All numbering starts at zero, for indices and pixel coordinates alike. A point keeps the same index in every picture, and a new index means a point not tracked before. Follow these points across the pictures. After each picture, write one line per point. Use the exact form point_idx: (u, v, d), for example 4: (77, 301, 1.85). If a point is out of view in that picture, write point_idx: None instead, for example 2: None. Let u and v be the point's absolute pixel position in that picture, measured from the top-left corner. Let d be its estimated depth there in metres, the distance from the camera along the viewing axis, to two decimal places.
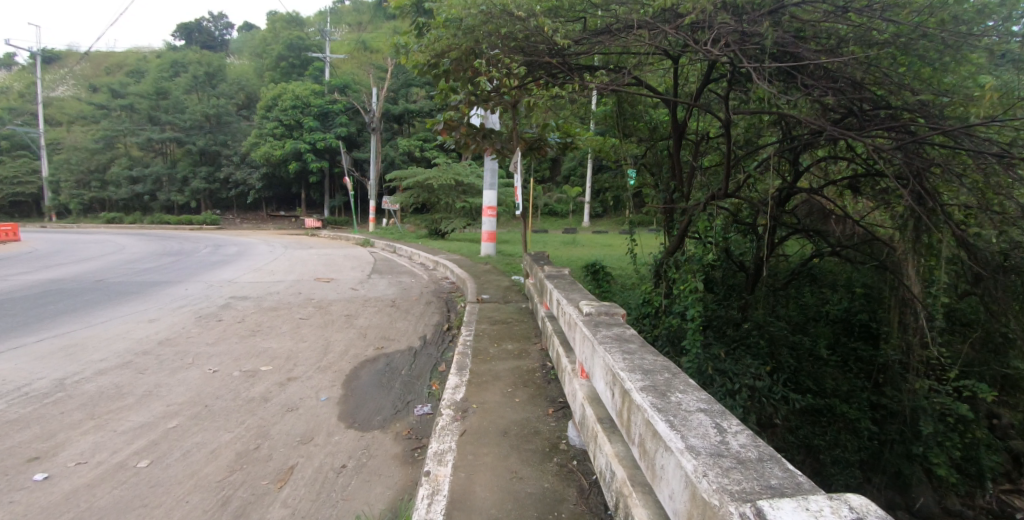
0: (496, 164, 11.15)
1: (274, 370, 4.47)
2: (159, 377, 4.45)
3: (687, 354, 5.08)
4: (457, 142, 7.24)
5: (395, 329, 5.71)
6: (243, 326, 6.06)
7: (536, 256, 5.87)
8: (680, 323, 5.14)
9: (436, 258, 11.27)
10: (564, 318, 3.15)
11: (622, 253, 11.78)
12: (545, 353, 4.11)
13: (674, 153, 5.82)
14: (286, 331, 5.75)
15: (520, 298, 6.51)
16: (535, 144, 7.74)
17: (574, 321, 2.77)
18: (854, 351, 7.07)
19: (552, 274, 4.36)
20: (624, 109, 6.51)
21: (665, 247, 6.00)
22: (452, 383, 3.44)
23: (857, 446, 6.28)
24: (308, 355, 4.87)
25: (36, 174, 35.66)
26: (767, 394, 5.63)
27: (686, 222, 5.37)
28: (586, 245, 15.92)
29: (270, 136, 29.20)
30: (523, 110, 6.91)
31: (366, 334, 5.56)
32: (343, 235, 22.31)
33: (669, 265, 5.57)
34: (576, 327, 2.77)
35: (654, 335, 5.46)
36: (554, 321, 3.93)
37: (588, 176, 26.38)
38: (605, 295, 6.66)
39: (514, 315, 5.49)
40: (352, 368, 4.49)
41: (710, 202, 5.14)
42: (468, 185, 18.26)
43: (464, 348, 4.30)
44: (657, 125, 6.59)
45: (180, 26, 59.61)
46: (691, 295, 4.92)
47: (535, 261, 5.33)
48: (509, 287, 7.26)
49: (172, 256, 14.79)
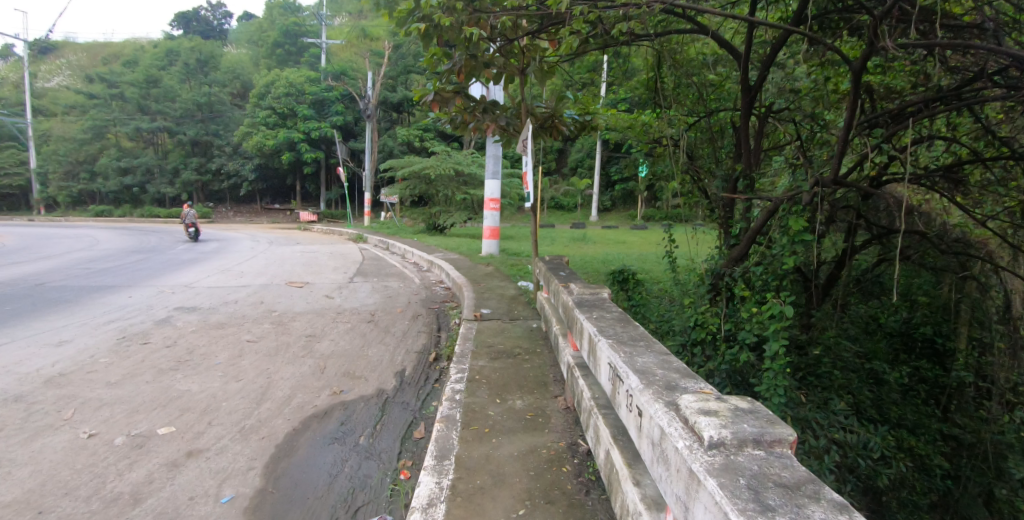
0: (500, 149, 9.70)
1: (175, 436, 3.08)
2: (8, 443, 3.06)
3: (762, 401, 3.69)
4: (453, 120, 5.90)
5: (364, 359, 4.30)
6: (170, 352, 4.67)
7: (550, 264, 4.41)
8: (751, 358, 3.74)
9: (431, 257, 9.89)
10: (643, 418, 1.77)
11: (644, 255, 10.35)
12: (574, 418, 2.71)
13: (740, 128, 4.28)
14: (221, 363, 4.34)
15: (530, 315, 5.05)
16: (547, 122, 6.04)
17: (694, 465, 1.41)
18: (915, 371, 5.29)
19: (579, 299, 2.93)
20: (668, 71, 5.06)
21: (721, 253, 4.50)
22: (425, 494, 2.06)
23: (925, 487, 4.36)
24: (234, 405, 3.48)
25: (24, 166, 34.27)
26: (861, 450, 3.97)
27: (758, 224, 3.81)
28: (598, 241, 14.47)
29: (262, 125, 27.76)
30: (537, 73, 5.43)
31: (324, 366, 4.14)
32: (336, 230, 20.90)
33: (731, 279, 4.09)
34: (695, 487, 1.40)
35: (708, 371, 4.06)
36: (589, 376, 2.53)
37: (596, 168, 24.87)
38: (639, 318, 5.17)
39: (523, 345, 4.03)
40: (290, 431, 3.10)
41: (808, 188, 3.38)
42: (469, 176, 16.80)
43: (452, 405, 2.91)
44: (705, 94, 5.16)
45: (178, 15, 58.28)
46: (772, 324, 3.47)
47: (552, 272, 3.88)
48: (514, 299, 5.80)
49: (142, 254, 13.35)
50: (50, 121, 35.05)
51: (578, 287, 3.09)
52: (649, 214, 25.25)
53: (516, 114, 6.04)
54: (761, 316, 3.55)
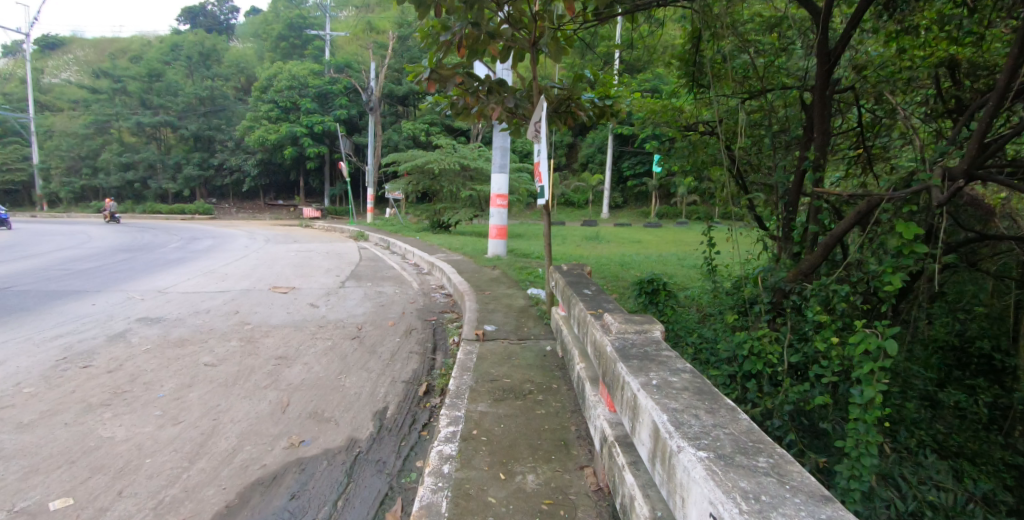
0: (508, 140, 8.86)
1: (69, 516, 2.31)
2: None
3: (843, 460, 2.85)
4: (456, 103, 5.07)
5: (339, 392, 3.50)
6: (111, 379, 3.91)
7: (569, 276, 3.57)
8: (831, 401, 2.90)
9: (433, 258, 9.08)
10: None
11: (666, 258, 9.48)
12: (609, 515, 1.89)
13: (814, 107, 3.40)
14: (164, 396, 3.56)
15: (542, 333, 4.22)
16: (563, 105, 5.16)
17: None
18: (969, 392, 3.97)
19: (620, 346, 2.11)
20: (710, 41, 4.22)
21: (782, 262, 3.63)
22: None
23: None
24: (161, 464, 2.70)
25: (26, 161, 33.81)
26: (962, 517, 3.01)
27: (840, 231, 2.97)
28: (611, 240, 13.58)
29: (264, 119, 27.07)
30: (552, 47, 4.58)
31: (287, 403, 3.34)
32: (338, 226, 20.15)
33: (799, 297, 3.24)
34: None
35: (766, 411, 3.23)
36: (639, 473, 1.72)
37: (608, 163, 23.98)
38: (675, 341, 4.30)
39: (535, 378, 3.20)
40: (220, 512, 2.30)
41: (928, 181, 2.43)
42: (476, 170, 15.90)
43: (437, 482, 2.10)
44: (753, 71, 4.29)
45: (185, 10, 57.91)
46: (863, 362, 2.61)
47: (574, 289, 3.05)
48: (523, 311, 4.94)
49: (130, 252, 12.63)
50: (52, 115, 34.55)
51: (618, 322, 2.27)
52: (663, 211, 24.26)
53: (526, 95, 5.17)
54: (853, 350, 2.73)
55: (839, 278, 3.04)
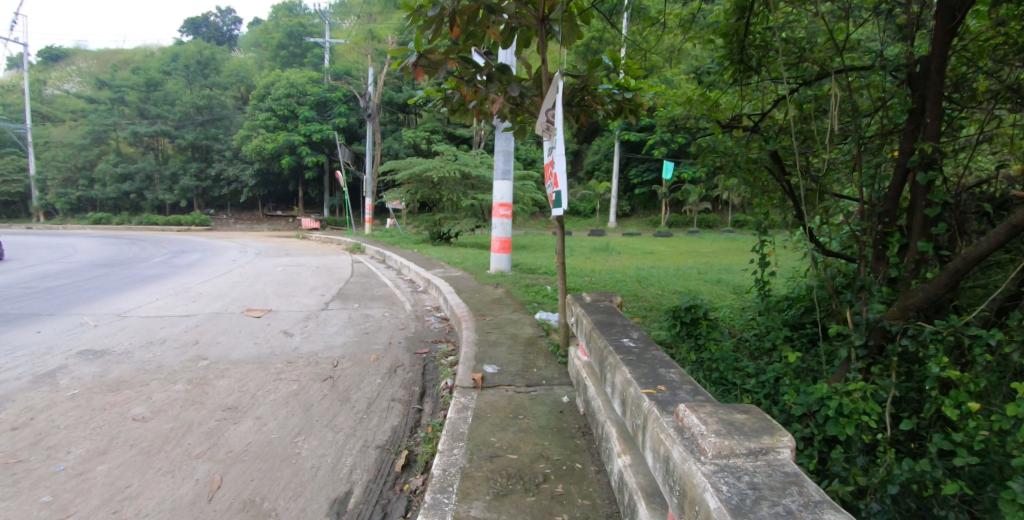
0: (513, 143, 8.03)
1: None
2: None
3: None
4: (455, 96, 4.29)
5: (290, 465, 2.67)
6: (8, 441, 3.08)
7: (597, 316, 2.83)
8: (968, 494, 2.05)
9: (431, 274, 8.23)
10: None
11: (687, 273, 8.57)
12: None
13: (928, 77, 2.60)
14: (64, 470, 2.74)
15: (556, 376, 3.35)
16: (577, 98, 4.33)
17: None
18: None
19: (736, 505, 1.34)
20: (764, 6, 3.44)
21: (875, 289, 2.75)
22: None
23: None
24: None
25: (22, 172, 33.19)
26: None
27: (981, 251, 2.19)
28: (623, 252, 12.65)
29: (262, 128, 26.40)
30: (565, 23, 3.78)
31: (219, 485, 2.51)
32: (335, 238, 19.34)
33: (908, 340, 2.40)
34: None
35: (861, 495, 2.37)
36: None
37: (614, 171, 23.10)
38: (724, 387, 3.42)
39: (550, 454, 2.35)
40: None
41: None
42: (478, 179, 15.09)
43: None
44: (810, 50, 3.46)
45: (189, 21, 58.04)
46: None
47: (612, 344, 2.34)
48: (531, 344, 4.08)
49: (109, 267, 11.83)
50: (50, 126, 34.07)
51: (718, 438, 1.54)
52: (672, 220, 23.25)
53: (534, 83, 4.32)
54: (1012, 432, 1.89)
55: (981, 328, 2.18)
